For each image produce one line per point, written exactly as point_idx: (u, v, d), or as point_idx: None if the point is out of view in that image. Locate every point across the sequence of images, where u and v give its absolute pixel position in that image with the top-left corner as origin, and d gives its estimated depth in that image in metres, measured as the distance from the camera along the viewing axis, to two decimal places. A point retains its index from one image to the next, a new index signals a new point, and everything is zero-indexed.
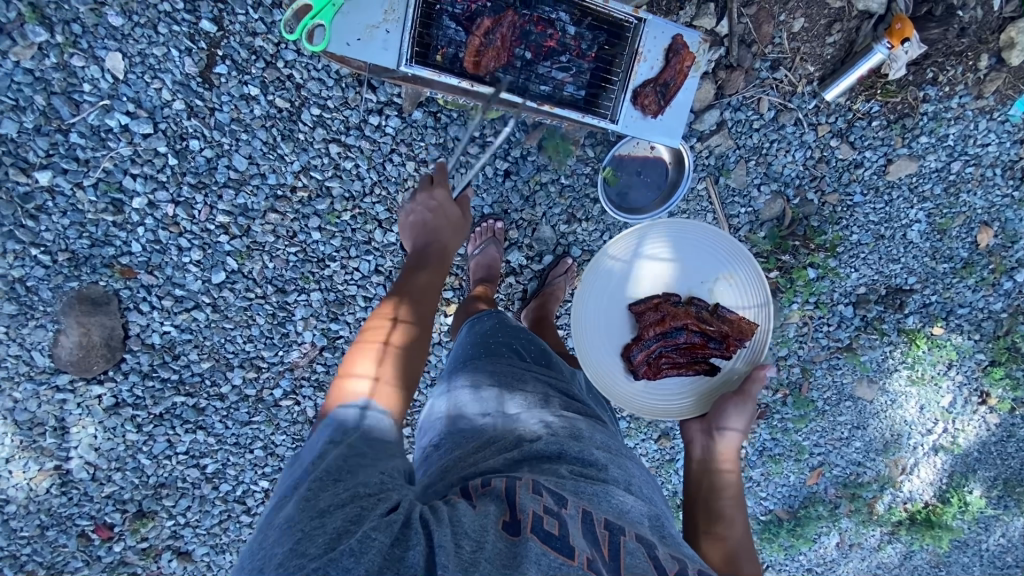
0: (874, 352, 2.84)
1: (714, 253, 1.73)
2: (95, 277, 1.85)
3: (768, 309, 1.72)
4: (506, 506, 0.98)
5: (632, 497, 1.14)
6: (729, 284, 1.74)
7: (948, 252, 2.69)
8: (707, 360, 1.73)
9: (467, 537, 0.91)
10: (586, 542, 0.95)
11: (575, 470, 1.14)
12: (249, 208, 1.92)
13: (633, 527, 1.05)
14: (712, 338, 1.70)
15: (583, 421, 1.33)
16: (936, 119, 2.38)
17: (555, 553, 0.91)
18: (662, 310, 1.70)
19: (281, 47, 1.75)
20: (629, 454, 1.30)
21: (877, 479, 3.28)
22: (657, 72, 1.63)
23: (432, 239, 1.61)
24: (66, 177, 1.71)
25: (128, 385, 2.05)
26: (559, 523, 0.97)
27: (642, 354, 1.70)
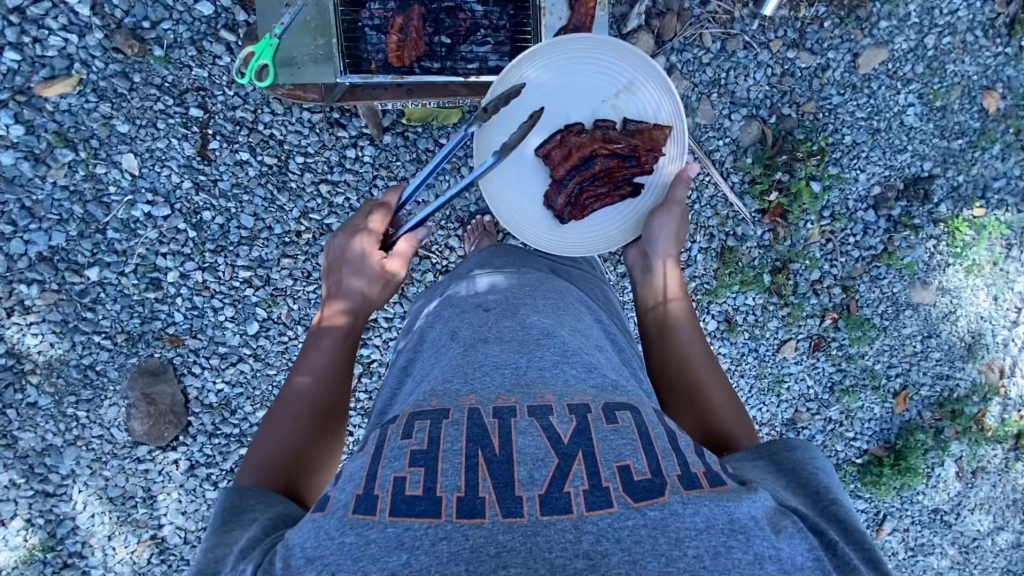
0: (916, 251, 2.69)
1: (610, 70, 1.74)
2: (150, 350, 2.10)
3: (676, 108, 1.75)
4: (361, 486, 1.04)
5: (522, 347, 1.25)
6: (632, 94, 1.76)
7: (957, 127, 2.56)
8: (629, 181, 1.76)
9: (319, 550, 0.97)
10: (453, 480, 1.01)
11: (464, 358, 1.24)
12: (265, 259, 2.14)
13: (520, 401, 1.14)
14: (624, 156, 1.73)
15: (490, 293, 1.44)
16: (888, 2, 2.37)
17: (422, 519, 0.96)
18: (567, 144, 1.74)
19: (259, 113, 2.01)
20: (539, 306, 1.39)
21: (975, 390, 2.97)
22: (566, 21, 1.77)
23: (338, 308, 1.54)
24: (111, 268, 2.00)
25: (198, 446, 2.23)
26: (421, 475, 1.02)
27: (563, 196, 1.76)
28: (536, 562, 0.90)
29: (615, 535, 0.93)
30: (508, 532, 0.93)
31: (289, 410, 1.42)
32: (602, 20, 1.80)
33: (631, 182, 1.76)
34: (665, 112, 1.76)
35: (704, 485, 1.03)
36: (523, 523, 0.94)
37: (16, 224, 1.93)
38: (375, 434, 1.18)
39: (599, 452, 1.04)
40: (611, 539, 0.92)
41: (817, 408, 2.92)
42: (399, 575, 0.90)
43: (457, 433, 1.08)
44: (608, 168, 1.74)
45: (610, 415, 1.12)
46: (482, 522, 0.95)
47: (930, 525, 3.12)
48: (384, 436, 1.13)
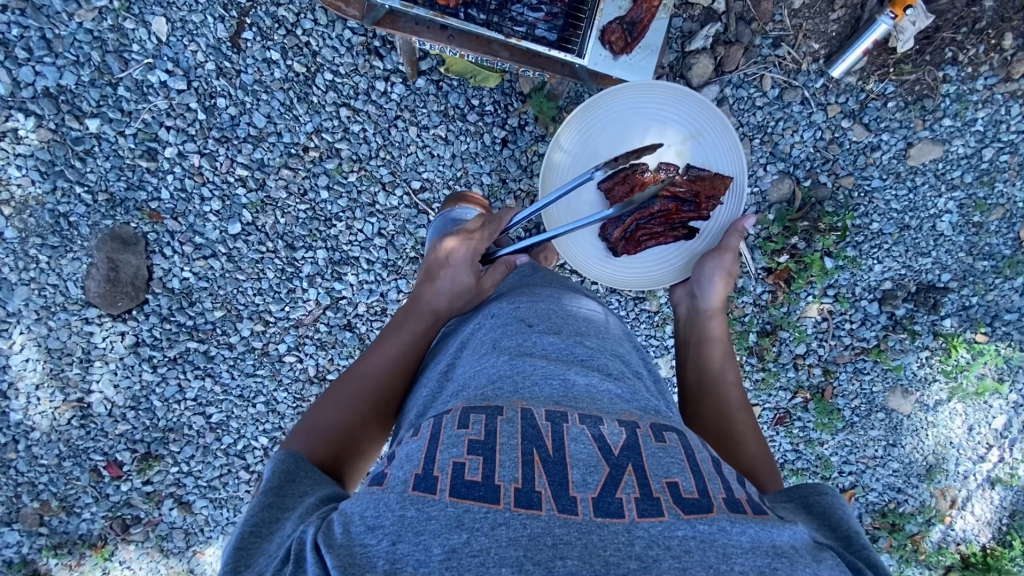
0: (907, 356, 2.63)
1: (679, 116, 1.77)
2: (128, 218, 2.07)
3: (739, 160, 1.75)
4: (420, 466, 1.02)
5: (571, 364, 1.25)
6: (698, 140, 1.78)
7: (987, 248, 2.48)
8: (685, 226, 1.77)
9: (378, 518, 0.94)
10: (510, 472, 0.98)
11: (516, 366, 1.22)
12: (265, 163, 2.11)
13: (572, 408, 1.12)
14: (685, 201, 1.71)
15: (548, 306, 1.43)
16: (960, 101, 2.27)
17: (478, 503, 0.93)
18: (630, 181, 1.71)
19: (301, 17, 1.96)
20: (588, 332, 1.39)
21: (922, 511, 2.91)
22: (625, 11, 1.72)
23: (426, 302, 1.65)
24: (112, 125, 1.96)
25: (148, 326, 2.22)
26: (477, 461, 1.00)
27: (619, 231, 1.76)
28: (592, 558, 0.85)
29: (665, 543, 0.89)
30: (564, 527, 0.90)
31: (355, 382, 1.48)
32: (661, 22, 1.75)
33: (688, 227, 1.77)
34: (731, 161, 1.77)
35: (750, 508, 1.01)
36: (577, 521, 0.91)
37: (31, 52, 1.89)
38: (427, 421, 1.16)
39: (648, 465, 1.02)
40: (662, 546, 0.88)
41: None
42: (456, 553, 0.86)
43: (512, 430, 1.06)
44: (665, 211, 1.72)
45: (659, 434, 1.10)
46: (539, 513, 0.92)
47: None
48: (439, 423, 1.11)
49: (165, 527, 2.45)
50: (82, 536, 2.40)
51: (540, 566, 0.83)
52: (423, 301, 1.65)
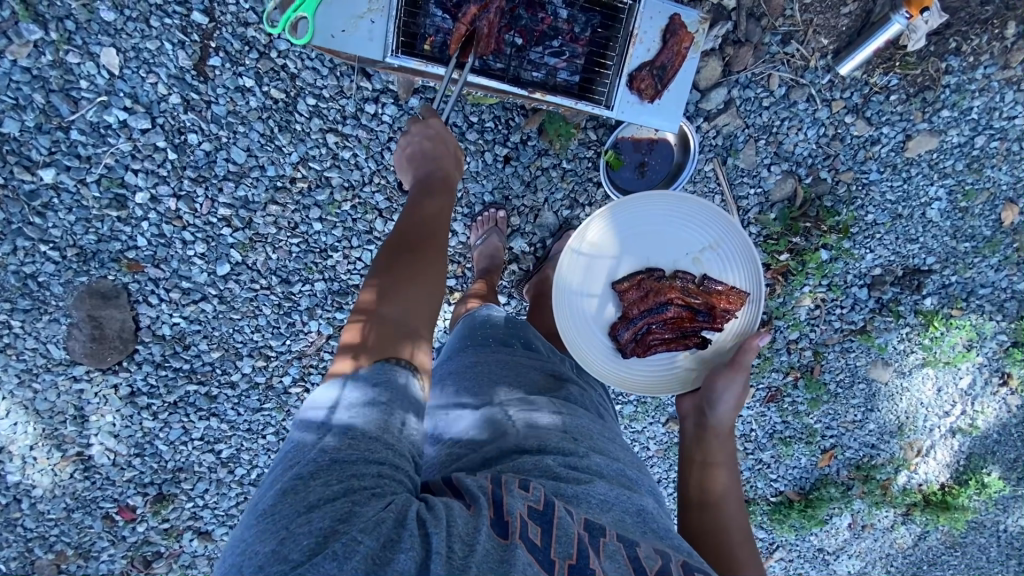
0: (890, 334, 2.77)
1: (701, 225, 1.70)
2: (104, 271, 1.91)
3: (757, 274, 1.68)
4: (489, 506, 1.01)
5: (614, 484, 1.21)
6: (717, 251, 1.71)
7: (970, 230, 2.58)
8: (698, 335, 1.69)
9: (461, 537, 0.94)
10: (566, 547, 0.97)
11: (558, 471, 1.17)
12: (250, 200, 1.93)
13: (609, 523, 1.09)
14: (699, 310, 1.69)
15: (581, 412, 1.38)
16: (959, 91, 2.26)
17: (539, 564, 0.93)
18: (645, 287, 1.69)
19: (274, 37, 1.77)
20: (619, 444, 1.37)
21: (891, 461, 3.21)
22: (655, 55, 1.64)
23: (435, 169, 1.52)
24: (70, 174, 1.79)
25: (142, 375, 2.09)
26: (543, 531, 0.98)
27: (629, 333, 1.69)
28: None
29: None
30: None
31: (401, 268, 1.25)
32: (691, 64, 1.66)
33: (701, 337, 1.69)
34: (749, 276, 1.70)
35: None
36: None
37: None
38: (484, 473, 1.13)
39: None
40: None
41: (752, 448, 3.10)
42: None
43: (572, 519, 1.03)
44: (679, 317, 1.68)
45: (691, 574, 1.04)
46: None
47: (810, 560, 3.44)
48: (501, 478, 1.09)
49: (187, 557, 2.37)
50: None
51: None
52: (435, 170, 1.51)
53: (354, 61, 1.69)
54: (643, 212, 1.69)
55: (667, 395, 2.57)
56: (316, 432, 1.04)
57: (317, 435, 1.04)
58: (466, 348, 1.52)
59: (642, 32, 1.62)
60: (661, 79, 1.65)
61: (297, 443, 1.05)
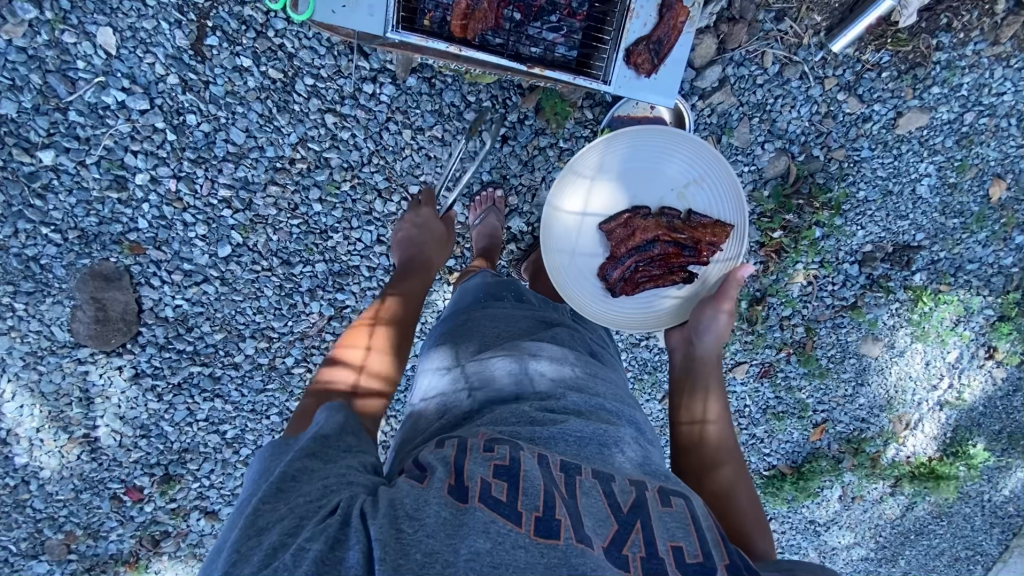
0: (880, 310, 2.83)
1: (683, 161, 1.72)
2: (106, 253, 1.93)
3: (742, 206, 1.72)
4: (450, 474, 1.03)
5: (590, 418, 1.24)
6: (701, 186, 1.74)
7: (958, 206, 2.63)
8: (685, 269, 1.74)
9: (417, 512, 0.96)
10: (532, 499, 0.98)
11: (535, 415, 1.21)
12: (250, 181, 1.94)
13: (584, 464, 1.10)
14: (685, 245, 1.72)
15: (559, 354, 1.40)
16: (949, 67, 2.29)
17: (502, 519, 0.94)
18: (632, 226, 1.73)
19: (271, 16, 1.77)
20: (603, 383, 1.39)
21: (880, 434, 3.29)
22: (650, 30, 1.64)
23: (417, 253, 1.75)
24: (69, 156, 1.80)
25: (146, 357, 2.11)
26: (506, 487, 0.99)
27: (618, 272, 1.73)
28: None
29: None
30: (582, 556, 0.91)
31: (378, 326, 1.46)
32: (686, 39, 1.66)
33: (687, 271, 1.74)
34: (733, 207, 1.73)
35: None
36: (592, 552, 0.93)
37: None
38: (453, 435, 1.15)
39: (656, 526, 1.01)
40: None
41: (746, 423, 3.18)
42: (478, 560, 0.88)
43: (538, 470, 1.04)
44: (666, 254, 1.72)
45: (666, 499, 1.06)
46: (558, 543, 0.92)
47: (802, 531, 3.55)
48: (465, 442, 1.11)
49: (195, 536, 2.41)
50: (113, 556, 2.36)
51: None
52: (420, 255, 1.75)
53: (354, 37, 1.73)
54: (627, 155, 1.71)
55: (664, 371, 2.61)
56: (270, 469, 1.08)
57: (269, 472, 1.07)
58: (457, 313, 1.57)
59: (637, 7, 1.63)
60: (657, 53, 1.65)
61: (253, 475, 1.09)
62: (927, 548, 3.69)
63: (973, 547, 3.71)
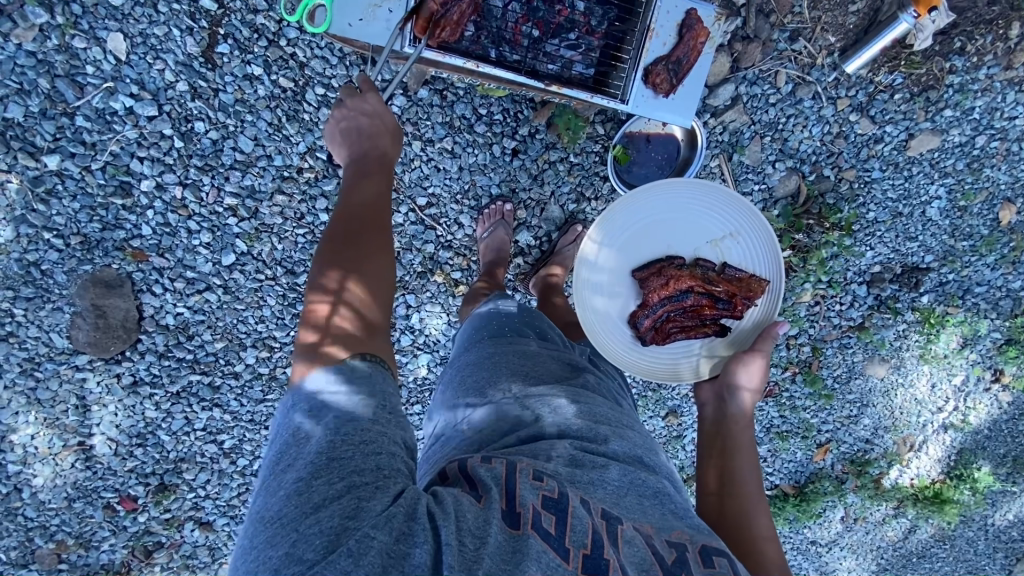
0: (888, 331, 2.81)
1: (722, 213, 1.70)
2: (108, 260, 1.90)
3: (779, 264, 1.68)
4: (501, 497, 1.00)
5: (629, 467, 1.20)
6: (737, 240, 1.71)
7: (968, 229, 2.61)
8: (717, 322, 1.71)
9: (473, 531, 0.93)
10: (581, 535, 0.97)
11: (577, 455, 1.17)
12: (256, 190, 1.92)
13: (625, 510, 1.09)
14: (719, 298, 1.68)
15: (591, 398, 1.36)
16: (962, 91, 2.28)
17: (553, 552, 0.93)
18: (665, 274, 1.68)
19: (283, 25, 1.76)
20: (637, 433, 1.35)
21: (884, 455, 3.26)
22: (670, 49, 1.64)
23: (369, 148, 1.42)
24: (75, 160, 1.77)
25: (145, 365, 2.07)
26: (556, 521, 0.98)
27: (649, 321, 1.69)
28: None
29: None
30: None
31: (351, 263, 1.19)
32: (705, 59, 1.66)
33: (719, 324, 1.70)
34: (770, 262, 1.70)
35: None
36: None
37: None
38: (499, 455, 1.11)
39: None
40: None
41: None
42: None
43: (585, 508, 1.02)
44: (698, 305, 1.69)
45: (708, 558, 1.06)
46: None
47: (803, 552, 3.50)
48: (514, 465, 1.07)
49: (189, 547, 2.37)
50: (104, 566, 2.30)
51: None
52: (377, 153, 1.42)
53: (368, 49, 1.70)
54: (663, 204, 1.70)
55: (668, 389, 2.58)
56: (301, 435, 0.99)
57: (305, 438, 0.98)
58: (483, 342, 1.49)
59: (656, 28, 1.62)
60: (675, 73, 1.65)
61: (283, 443, 1.00)
62: (929, 571, 3.64)
63: (975, 571, 3.66)
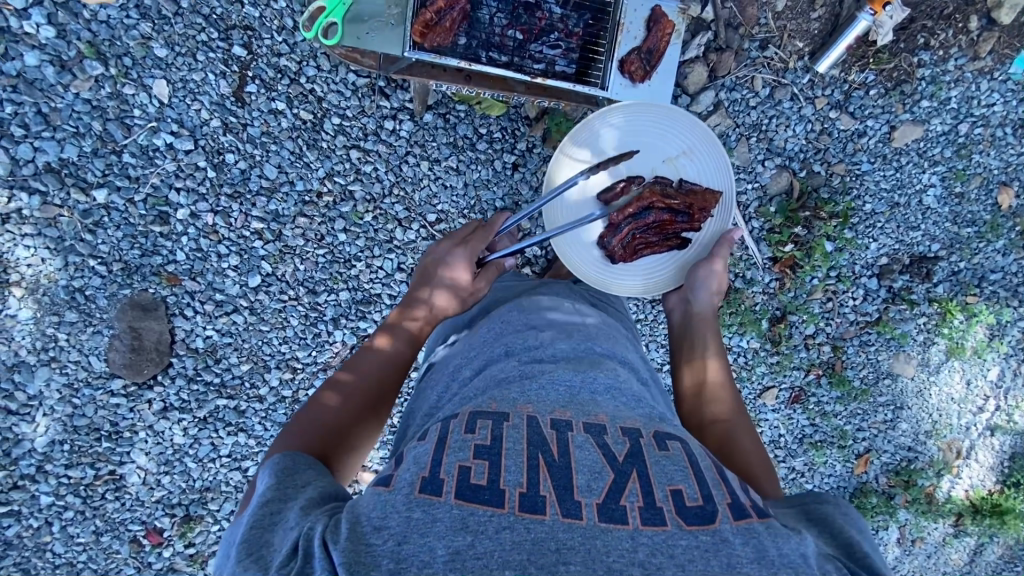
0: (908, 325, 2.77)
1: (676, 131, 1.78)
2: (145, 284, 2.05)
3: (730, 176, 1.78)
4: (424, 468, 0.99)
5: (579, 366, 1.23)
6: (691, 157, 1.80)
7: (970, 216, 2.64)
8: (678, 236, 1.79)
9: (384, 519, 0.92)
10: (515, 476, 0.96)
11: (527, 371, 1.21)
12: (280, 214, 2.09)
13: (576, 417, 1.09)
14: (679, 212, 1.76)
15: (546, 318, 1.40)
16: (934, 82, 2.41)
17: (482, 506, 0.91)
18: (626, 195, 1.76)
19: (303, 65, 2.00)
20: (595, 332, 1.39)
21: (932, 465, 3.06)
22: (642, 41, 1.88)
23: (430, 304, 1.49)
24: (120, 194, 1.98)
25: (175, 389, 2.17)
26: (487, 470, 0.96)
27: (616, 240, 1.77)
28: (596, 564, 0.84)
29: (668, 552, 0.87)
30: (569, 531, 0.88)
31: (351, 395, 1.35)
32: (673, 47, 1.91)
33: (681, 237, 1.79)
34: (721, 175, 1.80)
35: (755, 517, 0.96)
36: (582, 525, 0.89)
37: (28, 128, 1.91)
38: (434, 427, 1.11)
39: (653, 472, 0.99)
40: (666, 554, 0.87)
41: (784, 455, 3.00)
42: (461, 555, 0.85)
43: (519, 436, 1.03)
44: (661, 221, 1.76)
45: (661, 442, 1.06)
46: (543, 518, 0.89)
47: None
48: (446, 429, 1.08)
49: None
50: None
51: (543, 570, 0.83)
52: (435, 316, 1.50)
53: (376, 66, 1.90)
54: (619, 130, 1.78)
55: None
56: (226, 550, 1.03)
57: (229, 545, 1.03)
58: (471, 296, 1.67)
59: (627, 23, 1.87)
60: (648, 61, 1.89)
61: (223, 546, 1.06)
62: None
63: None
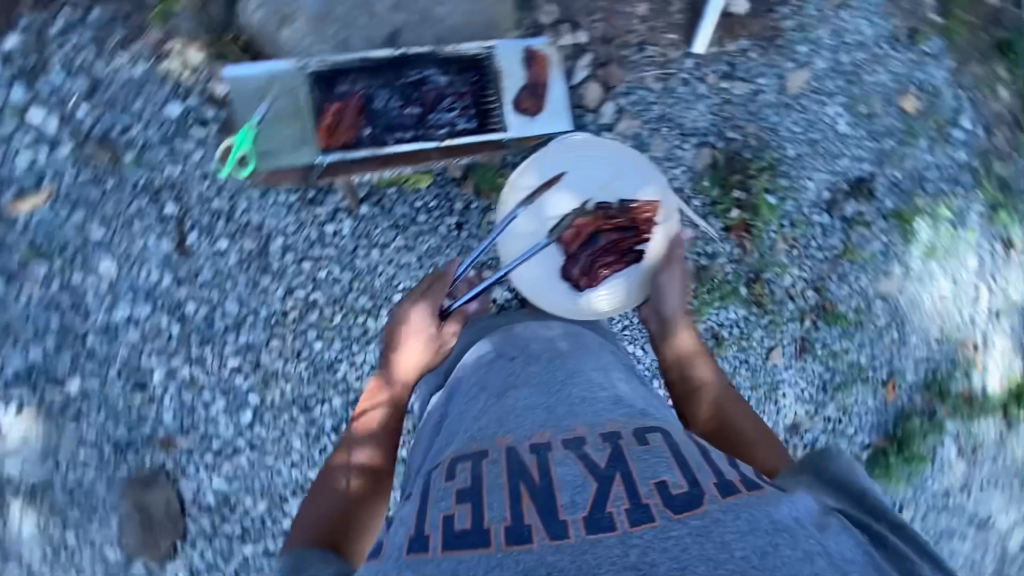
0: (876, 243, 2.82)
1: (602, 156, 1.92)
2: (143, 454, 2.05)
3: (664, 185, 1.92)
4: (436, 531, 1.13)
5: (549, 389, 1.39)
6: (624, 176, 1.94)
7: (886, 127, 2.75)
8: (634, 252, 1.93)
9: None
10: (499, 513, 1.10)
11: (506, 406, 1.37)
12: (253, 344, 2.12)
13: (554, 437, 1.24)
14: (626, 229, 1.92)
15: (514, 349, 1.56)
16: (802, 29, 2.63)
17: (474, 551, 1.05)
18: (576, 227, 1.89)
19: (235, 202, 2.10)
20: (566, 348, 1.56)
21: (956, 367, 2.88)
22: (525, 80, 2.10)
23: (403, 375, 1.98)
24: (96, 376, 2.01)
25: (199, 551, 2.10)
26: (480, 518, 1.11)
27: (578, 269, 1.89)
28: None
29: (659, 546, 0.95)
30: (557, 554, 0.98)
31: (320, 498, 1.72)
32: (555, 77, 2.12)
33: (636, 252, 1.93)
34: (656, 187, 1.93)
35: (744, 492, 1.11)
36: (571, 544, 1.00)
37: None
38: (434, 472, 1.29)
39: (637, 473, 1.12)
40: (658, 549, 0.94)
41: (814, 409, 2.90)
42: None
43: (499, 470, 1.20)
44: (613, 242, 1.91)
45: (641, 440, 1.20)
46: (532, 548, 1.01)
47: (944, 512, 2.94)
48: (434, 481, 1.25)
49: None
50: None
51: None
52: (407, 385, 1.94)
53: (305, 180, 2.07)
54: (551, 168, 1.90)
55: None
56: None
57: None
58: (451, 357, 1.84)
59: (508, 71, 2.07)
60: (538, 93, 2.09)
61: None
62: None
63: None
